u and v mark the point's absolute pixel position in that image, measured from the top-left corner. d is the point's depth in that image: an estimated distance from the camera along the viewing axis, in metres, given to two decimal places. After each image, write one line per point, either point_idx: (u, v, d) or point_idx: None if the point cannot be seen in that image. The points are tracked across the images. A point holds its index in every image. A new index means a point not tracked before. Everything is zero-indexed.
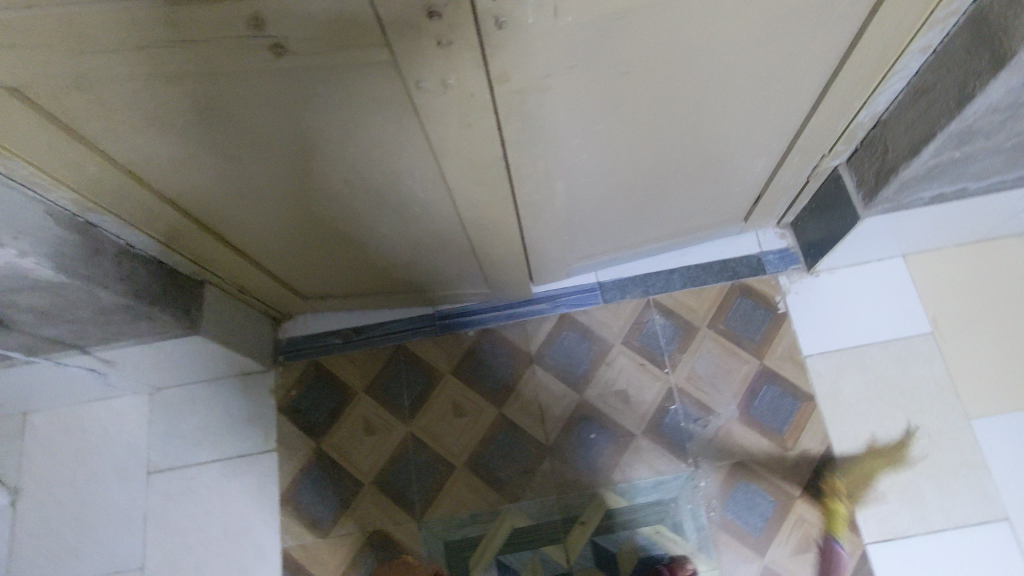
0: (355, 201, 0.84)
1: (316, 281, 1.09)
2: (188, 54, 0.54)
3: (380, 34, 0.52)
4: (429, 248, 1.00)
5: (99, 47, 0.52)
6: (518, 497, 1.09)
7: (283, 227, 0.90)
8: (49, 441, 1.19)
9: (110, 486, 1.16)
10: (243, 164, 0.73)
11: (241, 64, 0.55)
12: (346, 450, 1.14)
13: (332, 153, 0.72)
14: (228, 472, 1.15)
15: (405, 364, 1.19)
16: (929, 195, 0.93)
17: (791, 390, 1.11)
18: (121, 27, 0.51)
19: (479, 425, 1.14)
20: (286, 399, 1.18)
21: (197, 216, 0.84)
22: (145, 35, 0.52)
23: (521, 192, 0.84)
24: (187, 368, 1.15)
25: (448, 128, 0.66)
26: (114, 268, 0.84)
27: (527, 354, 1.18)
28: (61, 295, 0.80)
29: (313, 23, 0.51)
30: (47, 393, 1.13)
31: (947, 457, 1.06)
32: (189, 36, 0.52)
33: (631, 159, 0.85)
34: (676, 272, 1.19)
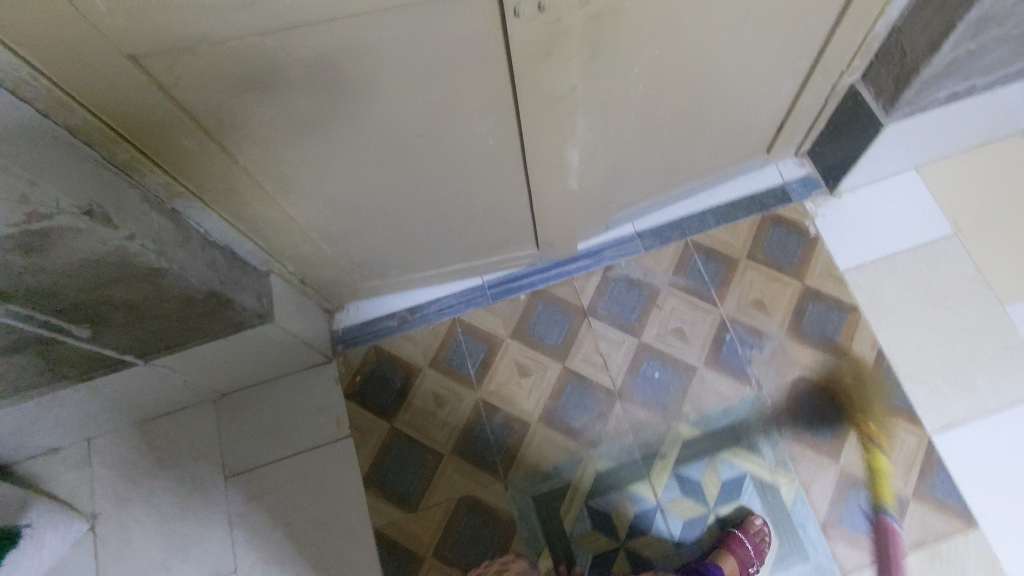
0: (425, 164, 0.87)
1: (373, 262, 1.12)
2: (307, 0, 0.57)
3: None
4: (487, 210, 1.03)
5: (232, 4, 0.56)
6: (596, 443, 1.12)
7: (352, 203, 0.93)
8: (119, 463, 1.18)
9: (189, 496, 1.16)
10: (328, 131, 0.76)
11: (357, 8, 0.59)
12: (421, 425, 1.17)
13: (414, 108, 0.76)
14: (306, 464, 1.16)
15: (465, 335, 1.22)
16: (945, 94, 1.01)
17: (835, 303, 1.17)
18: None
19: (546, 381, 1.17)
20: (352, 385, 1.21)
21: (274, 196, 0.87)
22: None
23: (581, 134, 0.89)
24: (252, 368, 1.15)
25: (532, 60, 0.71)
26: (201, 254, 0.86)
27: (580, 308, 1.22)
28: (158, 284, 0.81)
29: None
30: (113, 413, 1.13)
31: (990, 343, 1.12)
32: None
33: (677, 91, 0.91)
34: (708, 212, 1.26)
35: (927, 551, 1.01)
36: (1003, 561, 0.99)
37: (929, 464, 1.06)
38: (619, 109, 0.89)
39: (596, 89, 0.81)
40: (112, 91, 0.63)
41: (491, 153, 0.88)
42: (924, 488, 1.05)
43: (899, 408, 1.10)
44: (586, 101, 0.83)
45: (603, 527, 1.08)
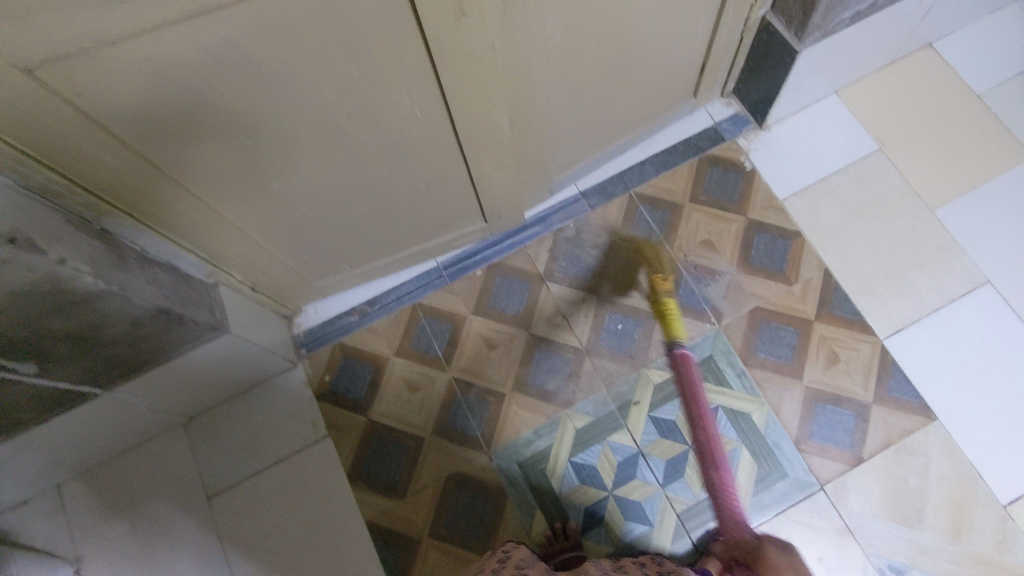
0: (358, 148, 0.87)
1: (324, 259, 1.11)
2: None
3: None
4: (428, 189, 1.03)
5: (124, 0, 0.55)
6: (571, 402, 1.14)
7: (291, 198, 0.92)
8: (95, 503, 1.15)
9: (172, 524, 1.13)
10: (252, 126, 0.75)
11: None
12: (397, 413, 1.17)
13: (336, 90, 0.75)
14: (288, 471, 1.15)
15: (427, 318, 1.22)
16: (850, 15, 1.05)
17: (779, 232, 1.21)
18: None
19: (514, 350, 1.19)
20: (322, 385, 1.20)
21: (210, 203, 0.85)
22: None
23: (508, 97, 0.90)
24: (219, 384, 1.14)
25: (444, 24, 0.71)
26: (141, 271, 0.85)
27: (537, 274, 1.23)
28: (100, 308, 0.80)
29: None
30: (81, 453, 1.09)
31: (925, 246, 1.17)
32: None
33: (596, 43, 0.93)
34: (647, 162, 1.28)
35: (894, 450, 1.06)
36: (963, 447, 1.05)
37: (885, 369, 1.11)
38: (543, 67, 0.90)
39: (515, 49, 0.82)
40: (15, 110, 0.61)
41: (423, 129, 0.88)
42: (883, 392, 1.09)
43: (851, 320, 1.14)
44: (507, 63, 0.84)
45: (590, 480, 1.09)
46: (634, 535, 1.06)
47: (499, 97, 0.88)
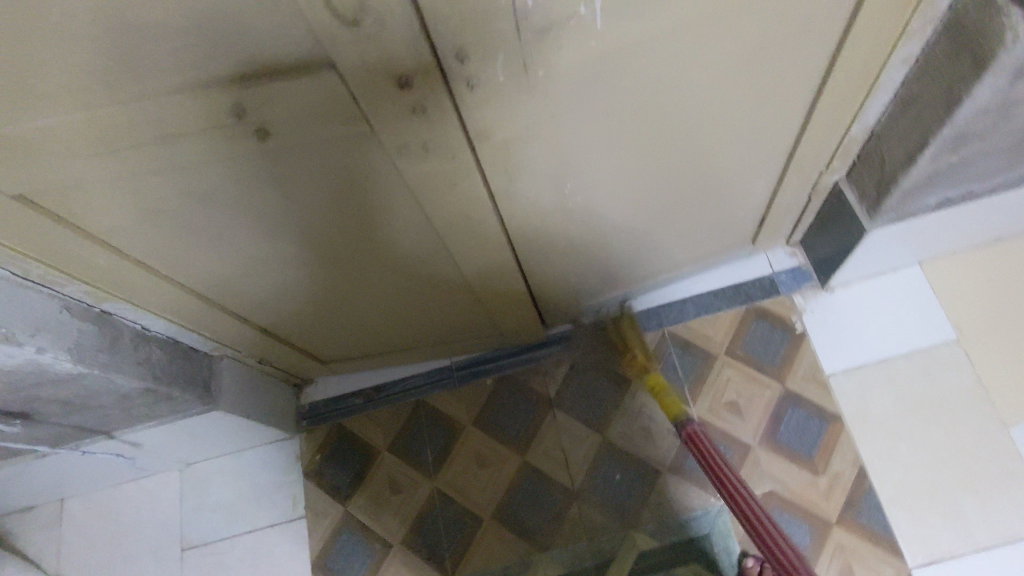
0: (358, 269, 0.85)
1: (330, 345, 1.10)
2: (188, 147, 0.55)
3: (354, 108, 0.54)
4: (442, 301, 1.00)
5: (88, 155, 0.54)
6: (550, 545, 1.08)
7: (292, 301, 0.91)
8: (86, 526, 1.21)
9: (145, 567, 1.17)
10: (246, 249, 0.74)
11: (233, 153, 0.57)
12: (374, 511, 1.15)
13: (332, 227, 0.73)
14: (261, 542, 1.16)
15: (427, 419, 1.20)
16: (934, 201, 0.92)
17: (816, 411, 1.10)
18: (107, 129, 0.52)
19: (504, 474, 1.14)
20: (312, 463, 1.20)
21: (209, 303, 0.85)
22: (138, 134, 0.53)
23: (521, 238, 0.86)
24: (215, 445, 1.17)
25: (437, 192, 0.68)
26: (134, 354, 0.84)
27: (546, 397, 1.18)
28: (86, 387, 0.79)
29: (295, 103, 0.52)
30: (80, 482, 1.16)
31: (987, 468, 1.01)
32: (181, 130, 0.53)
33: (628, 199, 0.86)
34: (689, 300, 1.19)
35: None
36: None
37: None
38: (561, 215, 0.84)
39: (524, 202, 0.77)
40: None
41: (427, 259, 0.85)
42: None
43: (878, 534, 1.02)
44: (518, 213, 0.79)
45: None
46: None
47: (508, 238, 0.84)
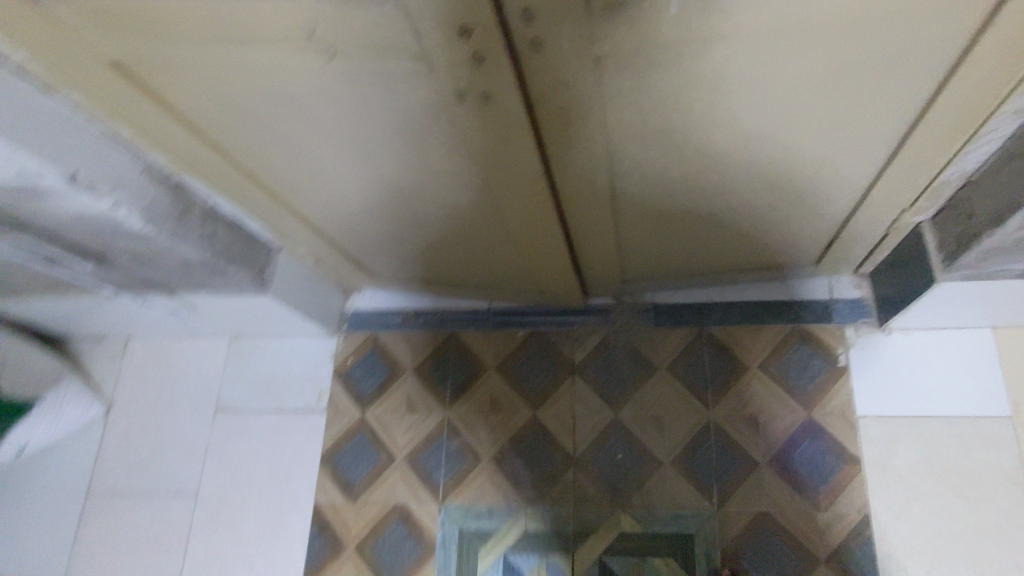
0: (411, 193, 0.90)
1: (380, 258, 1.17)
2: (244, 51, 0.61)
3: (415, 46, 0.58)
4: (489, 244, 1.04)
5: (181, 40, 0.61)
6: (537, 501, 1.12)
7: (349, 208, 0.97)
8: (143, 367, 1.35)
9: (181, 416, 1.30)
10: (314, 151, 0.80)
11: (297, 64, 0.62)
12: (387, 425, 1.22)
13: (394, 150, 0.78)
14: (281, 422, 1.26)
15: (456, 353, 1.26)
16: (1019, 267, 0.85)
17: (835, 448, 1.07)
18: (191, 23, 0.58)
19: (513, 423, 1.18)
20: (343, 365, 1.28)
21: (276, 192, 0.92)
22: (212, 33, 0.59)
23: (573, 203, 0.87)
24: (262, 325, 1.26)
25: (493, 140, 0.71)
26: (198, 227, 0.91)
27: (570, 362, 1.20)
28: (151, 245, 0.87)
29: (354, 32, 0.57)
30: (146, 327, 1.30)
31: (1001, 554, 0.97)
32: (245, 38, 0.59)
33: (683, 191, 0.85)
34: (735, 305, 1.18)
35: None
36: None
37: None
38: (614, 191, 0.85)
39: (578, 171, 0.78)
40: (99, 86, 0.66)
41: (478, 200, 0.89)
42: None
43: None
44: (572, 179, 0.80)
45: None
46: None
47: (557, 201, 0.86)
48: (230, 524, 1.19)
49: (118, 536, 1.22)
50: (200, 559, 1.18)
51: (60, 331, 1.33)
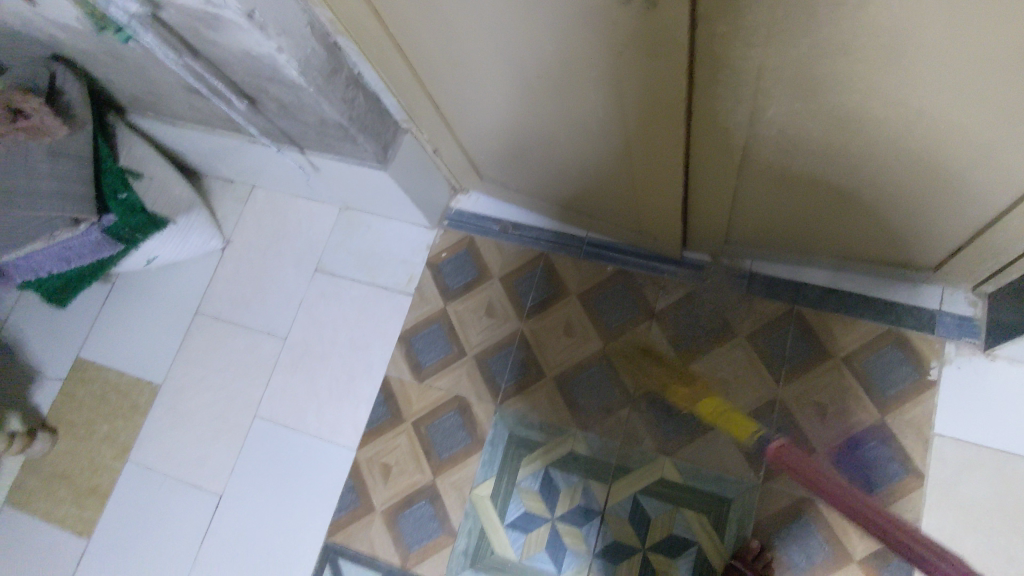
0: (543, 101, 0.91)
1: (495, 163, 1.20)
2: None
3: None
4: (605, 168, 1.05)
5: None
6: (588, 427, 1.16)
7: (480, 106, 1.00)
8: (261, 215, 1.46)
9: (286, 267, 1.41)
10: (465, 40, 0.83)
11: None
12: (465, 321, 1.29)
13: (541, 53, 0.79)
14: (371, 295, 1.34)
15: (543, 272, 1.29)
16: None
17: (899, 457, 1.05)
18: None
19: (581, 350, 1.21)
20: (437, 258, 1.35)
21: (420, 75, 0.96)
22: None
23: (701, 141, 0.86)
24: (374, 202, 1.34)
25: (643, 56, 0.71)
26: (343, 88, 0.96)
27: (651, 307, 1.21)
28: (299, 97, 0.93)
29: None
30: (272, 178, 1.40)
31: None
32: None
33: (814, 153, 0.84)
34: (833, 292, 1.15)
35: None
36: None
37: None
38: (748, 138, 0.84)
39: (719, 108, 0.78)
40: None
41: (609, 120, 0.90)
42: None
43: None
44: (709, 113, 0.80)
45: (547, 495, 1.14)
46: (534, 561, 1.11)
47: (685, 138, 0.85)
48: (308, 373, 1.31)
49: (213, 357, 1.36)
50: (278, 396, 1.31)
51: (197, 165, 1.45)
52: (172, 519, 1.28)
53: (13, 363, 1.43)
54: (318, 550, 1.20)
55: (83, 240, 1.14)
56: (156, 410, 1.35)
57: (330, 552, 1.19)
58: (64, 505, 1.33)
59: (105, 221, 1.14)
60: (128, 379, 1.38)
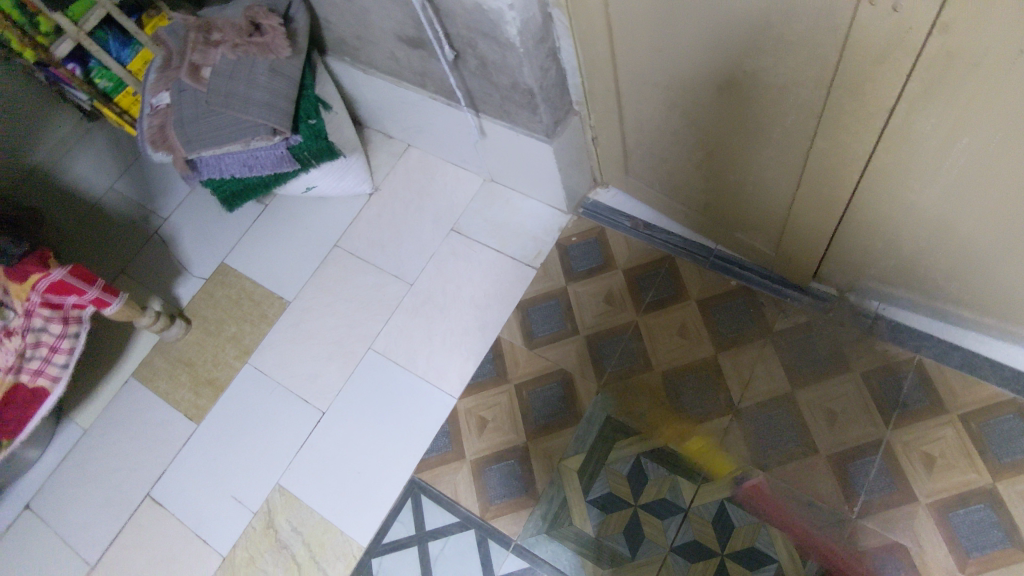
0: (729, 107, 0.98)
1: (648, 160, 1.26)
2: None
3: None
4: (763, 180, 1.09)
5: None
6: (686, 427, 1.19)
7: (661, 108, 1.09)
8: (411, 171, 1.58)
9: (424, 221, 1.52)
10: (675, 43, 0.92)
11: None
12: (583, 303, 1.34)
13: (748, 64, 0.87)
14: (497, 261, 1.43)
15: (666, 272, 1.34)
16: None
17: (1005, 527, 1.03)
18: None
19: (692, 352, 1.25)
20: (566, 240, 1.42)
21: (615, 66, 1.06)
22: None
23: (877, 163, 0.90)
24: (519, 177, 1.43)
25: (859, 64, 0.76)
26: (542, 58, 1.07)
27: (769, 327, 1.24)
28: (505, 56, 1.05)
29: None
30: (431, 139, 1.52)
31: None
32: None
33: (978, 211, 0.88)
34: (960, 350, 1.14)
35: None
36: None
37: None
38: (916, 182, 0.89)
39: (902, 143, 0.84)
40: None
41: (788, 140, 0.97)
42: None
43: None
44: (897, 136, 0.83)
45: (634, 483, 1.16)
46: (609, 540, 1.14)
47: (863, 164, 0.91)
48: (426, 320, 1.40)
49: (341, 287, 1.49)
50: (395, 334, 1.41)
51: (365, 115, 1.60)
52: (276, 424, 1.38)
53: (167, 256, 1.63)
54: (404, 482, 1.26)
55: (269, 151, 1.30)
56: (282, 323, 1.49)
57: (415, 486, 1.25)
58: (183, 388, 1.48)
59: (291, 140, 1.28)
60: (263, 291, 1.53)
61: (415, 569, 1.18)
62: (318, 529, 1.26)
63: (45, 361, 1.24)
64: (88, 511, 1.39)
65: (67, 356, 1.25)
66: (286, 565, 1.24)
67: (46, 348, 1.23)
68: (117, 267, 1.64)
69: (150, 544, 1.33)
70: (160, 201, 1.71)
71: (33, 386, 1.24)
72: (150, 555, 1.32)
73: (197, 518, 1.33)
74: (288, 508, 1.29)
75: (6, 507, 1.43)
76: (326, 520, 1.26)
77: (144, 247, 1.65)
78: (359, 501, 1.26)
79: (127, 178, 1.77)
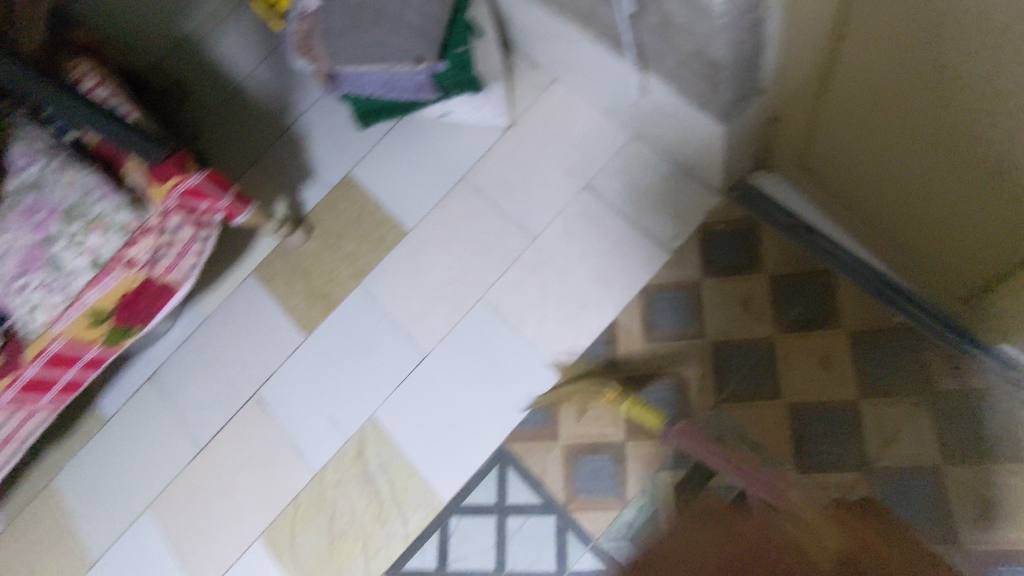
0: (967, 144, 0.79)
1: (835, 159, 1.07)
2: None
3: None
4: (974, 234, 0.90)
5: None
6: (803, 473, 1.08)
7: (872, 121, 0.92)
8: (553, 110, 1.43)
9: (558, 171, 1.39)
10: (919, 80, 0.79)
11: None
12: (715, 304, 1.21)
13: (996, 141, 0.74)
14: (630, 234, 1.30)
15: (820, 289, 1.16)
16: None
17: None
18: None
19: (829, 389, 1.11)
20: (711, 226, 1.26)
21: (833, 78, 0.94)
22: None
23: None
24: (673, 143, 1.26)
25: None
26: (744, 34, 0.89)
27: (930, 384, 1.07)
28: (701, 24, 0.88)
29: None
30: (581, 80, 1.35)
31: None
32: None
33: None
34: None
35: None
36: None
37: None
38: None
39: None
40: None
41: (1006, 227, 0.82)
42: None
43: None
44: None
45: (735, 517, 1.09)
46: None
47: None
48: (543, 282, 1.32)
49: (461, 227, 1.42)
50: (507, 290, 1.34)
51: (516, 38, 1.44)
52: (378, 355, 1.39)
53: (296, 157, 1.61)
54: (495, 449, 1.24)
55: (411, 77, 1.21)
56: (399, 251, 1.46)
57: (504, 456, 1.23)
58: (298, 297, 1.50)
59: (436, 67, 1.19)
60: (384, 213, 1.49)
61: (491, 538, 1.19)
62: (403, 471, 1.28)
63: (177, 259, 1.30)
64: (202, 395, 1.49)
65: (196, 257, 1.34)
66: (370, 497, 1.29)
67: (178, 248, 1.29)
68: (250, 157, 1.64)
69: (252, 441, 1.42)
70: (296, 95, 1.66)
71: (164, 280, 1.31)
72: (252, 452, 1.41)
73: (296, 428, 1.39)
74: (379, 443, 1.32)
75: (137, 369, 1.55)
76: (412, 465, 1.28)
77: (277, 141, 1.64)
78: (448, 453, 1.27)
79: (268, 65, 1.72)
